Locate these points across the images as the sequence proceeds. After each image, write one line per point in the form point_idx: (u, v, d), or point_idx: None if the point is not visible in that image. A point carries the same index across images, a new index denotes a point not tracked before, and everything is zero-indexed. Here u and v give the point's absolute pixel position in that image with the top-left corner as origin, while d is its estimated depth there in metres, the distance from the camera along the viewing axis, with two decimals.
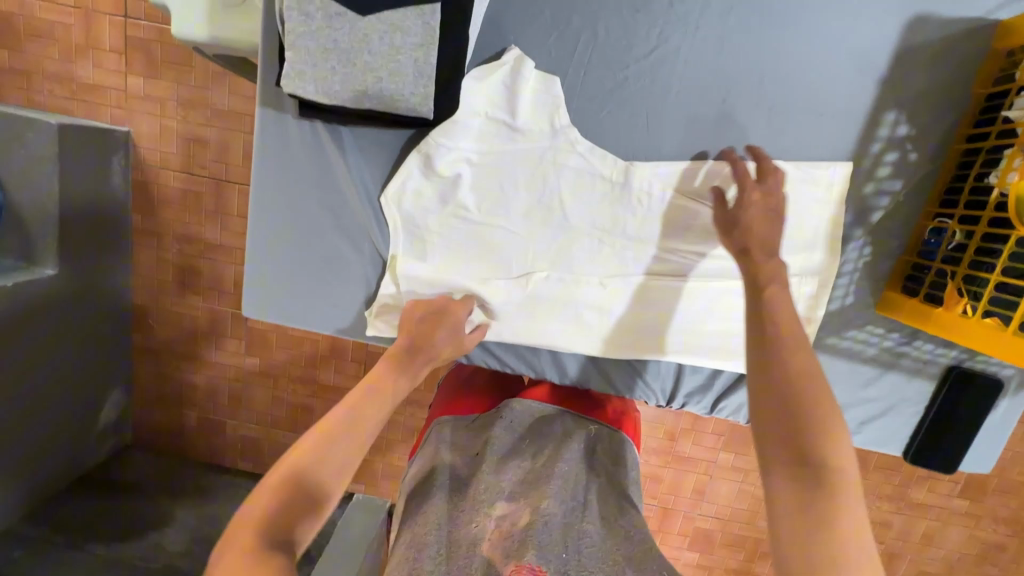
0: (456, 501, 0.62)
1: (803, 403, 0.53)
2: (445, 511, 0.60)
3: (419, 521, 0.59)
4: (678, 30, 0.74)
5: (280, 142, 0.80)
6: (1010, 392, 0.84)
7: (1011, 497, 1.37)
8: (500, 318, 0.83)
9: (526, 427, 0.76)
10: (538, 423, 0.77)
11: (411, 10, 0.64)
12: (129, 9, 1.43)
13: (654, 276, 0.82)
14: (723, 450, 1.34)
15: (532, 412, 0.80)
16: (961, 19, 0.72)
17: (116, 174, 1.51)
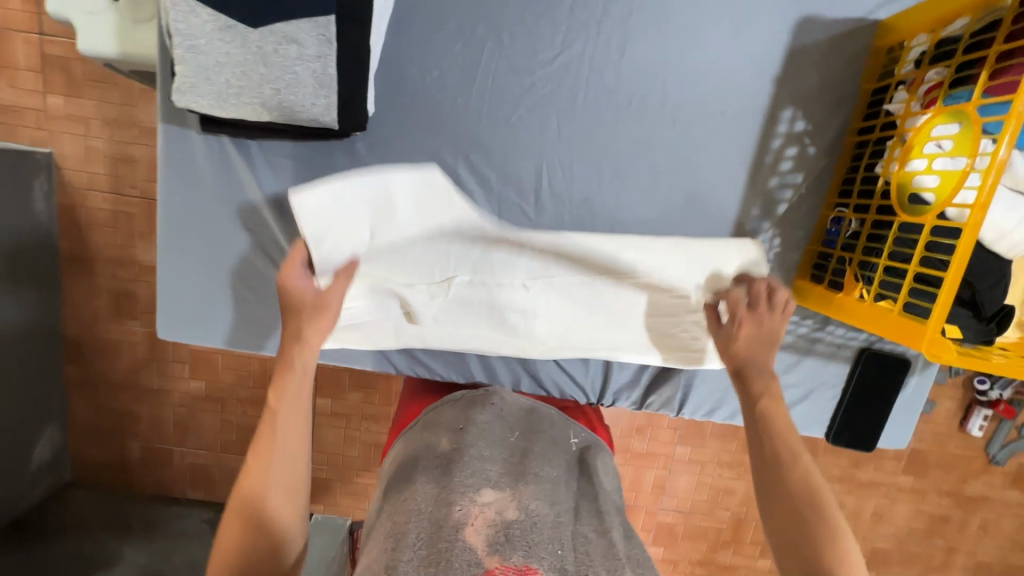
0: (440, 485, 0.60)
1: (789, 488, 0.59)
2: (426, 496, 0.58)
3: (398, 510, 0.58)
4: (581, 36, 0.76)
5: (185, 159, 0.78)
6: (918, 369, 0.89)
7: (951, 471, 1.43)
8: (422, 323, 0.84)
9: (516, 419, 0.75)
10: (524, 414, 0.77)
11: (304, 22, 0.62)
12: (44, 26, 1.40)
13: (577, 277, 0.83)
14: (679, 444, 1.37)
15: (518, 403, 0.79)
16: (845, 20, 0.76)
17: (38, 198, 1.46)
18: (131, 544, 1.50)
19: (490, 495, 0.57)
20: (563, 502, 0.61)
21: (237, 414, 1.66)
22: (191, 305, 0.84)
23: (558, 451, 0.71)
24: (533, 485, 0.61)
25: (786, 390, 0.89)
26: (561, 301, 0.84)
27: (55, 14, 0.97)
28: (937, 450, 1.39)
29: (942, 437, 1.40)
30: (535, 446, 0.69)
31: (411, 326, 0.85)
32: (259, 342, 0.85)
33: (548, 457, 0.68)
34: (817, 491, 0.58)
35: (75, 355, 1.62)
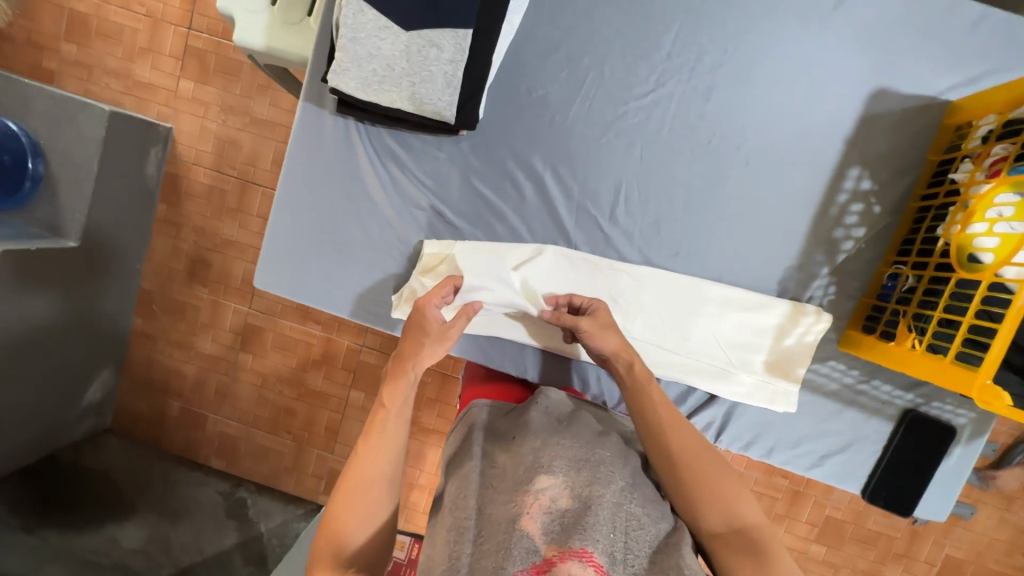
0: (493, 482, 0.65)
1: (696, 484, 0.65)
2: (482, 494, 0.63)
3: (456, 505, 0.63)
4: (673, 77, 0.85)
5: (315, 132, 0.90)
6: (963, 440, 0.89)
7: None
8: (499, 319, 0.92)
9: (562, 412, 0.78)
10: (572, 408, 0.80)
11: (448, 30, 0.74)
12: (194, 22, 1.63)
13: (642, 292, 0.89)
14: None
15: (565, 400, 0.82)
16: (917, 96, 0.83)
17: (151, 164, 1.64)
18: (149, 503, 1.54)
19: (544, 481, 0.61)
20: (617, 481, 0.63)
21: (274, 392, 1.74)
22: (286, 261, 0.93)
23: (611, 437, 0.73)
24: (585, 468, 0.63)
25: (825, 438, 0.91)
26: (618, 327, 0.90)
27: (221, 10, 1.14)
28: (974, 560, 1.32)
29: (981, 547, 1.33)
30: (583, 433, 0.72)
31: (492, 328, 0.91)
32: (339, 304, 0.93)
33: (599, 443, 0.70)
34: (744, 511, 0.64)
35: (144, 309, 1.75)
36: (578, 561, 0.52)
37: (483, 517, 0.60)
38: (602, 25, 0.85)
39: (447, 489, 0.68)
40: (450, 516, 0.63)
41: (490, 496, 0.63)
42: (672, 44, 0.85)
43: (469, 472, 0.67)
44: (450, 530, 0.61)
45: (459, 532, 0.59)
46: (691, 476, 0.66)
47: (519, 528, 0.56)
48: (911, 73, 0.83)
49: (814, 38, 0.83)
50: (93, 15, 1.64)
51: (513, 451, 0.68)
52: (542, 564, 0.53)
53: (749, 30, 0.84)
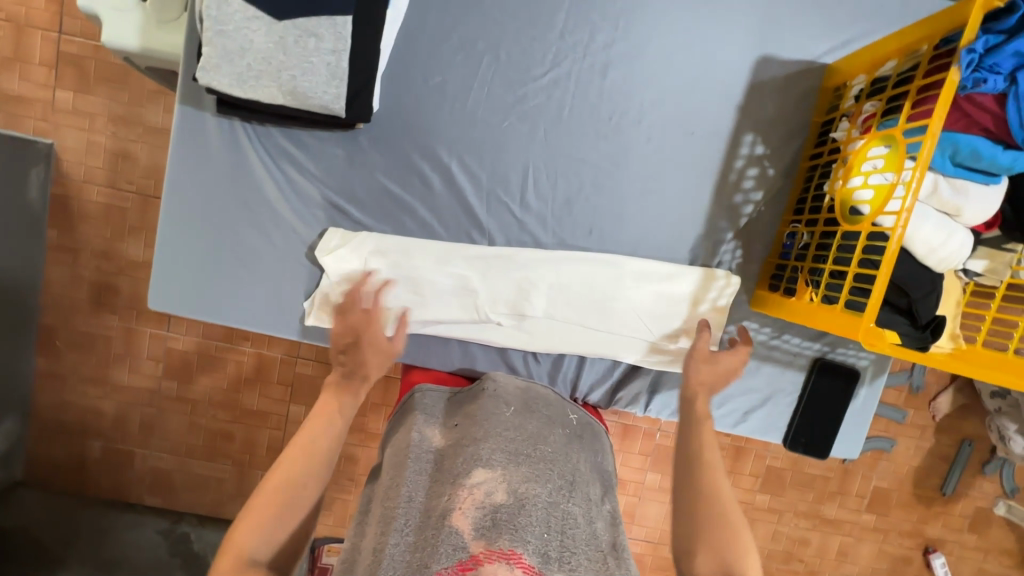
0: (432, 478, 0.64)
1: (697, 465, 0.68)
2: (417, 487, 0.62)
3: (390, 495, 0.62)
4: (569, 56, 0.85)
5: (198, 137, 0.83)
6: (867, 381, 0.96)
7: (912, 511, 1.47)
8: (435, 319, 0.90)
9: (511, 400, 0.77)
10: (522, 395, 0.80)
11: (324, 18, 0.70)
12: (64, 26, 1.47)
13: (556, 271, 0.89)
14: (650, 471, 1.38)
15: (515, 384, 0.82)
16: (798, 61, 0.87)
17: (34, 186, 1.49)
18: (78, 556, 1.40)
19: (480, 477, 0.60)
20: (555, 481, 0.64)
21: (207, 418, 1.63)
22: (185, 278, 0.86)
23: (554, 431, 0.74)
24: (525, 466, 0.63)
25: (748, 394, 0.95)
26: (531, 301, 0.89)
27: (83, 8, 1.04)
28: (896, 489, 1.43)
29: (902, 476, 1.44)
30: (529, 428, 0.71)
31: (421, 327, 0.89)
32: (249, 317, 0.87)
33: (543, 440, 0.70)
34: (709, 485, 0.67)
35: (46, 346, 1.60)
36: (504, 562, 0.52)
37: (416, 511, 0.59)
38: (494, 6, 0.83)
39: (383, 481, 0.66)
40: (381, 507, 0.61)
41: (426, 490, 0.62)
42: (565, 23, 0.84)
43: (407, 461, 0.65)
44: (381, 520, 0.59)
45: (388, 522, 0.58)
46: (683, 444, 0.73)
47: (450, 526, 0.55)
48: (790, 40, 0.87)
49: (700, 10, 0.85)
50: None
51: (455, 445, 0.67)
52: (467, 562, 0.52)
53: (637, 5, 0.84)
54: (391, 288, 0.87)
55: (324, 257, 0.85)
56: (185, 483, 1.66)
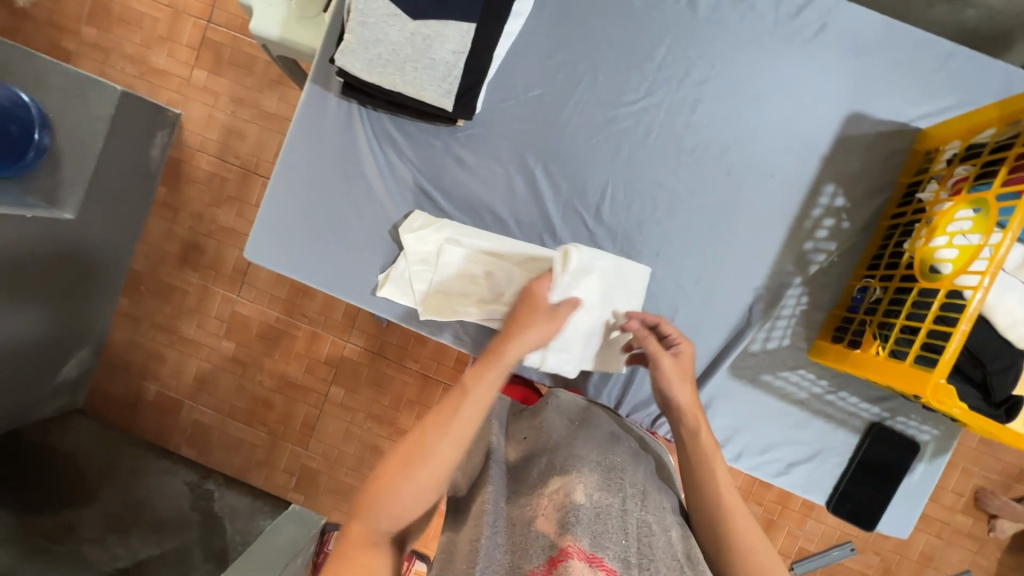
0: (510, 484, 0.67)
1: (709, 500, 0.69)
2: (498, 492, 0.65)
3: (476, 498, 0.64)
4: (663, 87, 0.90)
5: (317, 112, 0.93)
6: (926, 457, 0.91)
7: None
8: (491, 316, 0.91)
9: (573, 414, 0.80)
10: (582, 413, 0.81)
11: (454, 24, 0.80)
12: (213, 16, 1.69)
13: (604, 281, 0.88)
14: None
15: (577, 403, 0.83)
16: (890, 122, 0.88)
17: (157, 147, 1.68)
18: (111, 485, 1.39)
19: (557, 482, 0.63)
20: (626, 490, 0.65)
21: (253, 382, 1.72)
22: (281, 235, 0.95)
23: (620, 446, 0.75)
24: (597, 474, 0.65)
25: (794, 446, 0.92)
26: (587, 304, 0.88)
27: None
28: None
29: None
30: (596, 440, 0.73)
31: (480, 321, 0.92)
32: (328, 280, 0.95)
33: (611, 452, 0.72)
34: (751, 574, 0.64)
35: (132, 290, 1.76)
36: (589, 565, 0.52)
37: (501, 514, 0.62)
38: (600, 35, 0.90)
39: (464, 487, 0.69)
40: (467, 510, 0.64)
41: (505, 496, 0.65)
42: (664, 58, 0.90)
43: (486, 467, 0.68)
44: (470, 522, 0.61)
45: (477, 521, 0.61)
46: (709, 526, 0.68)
47: (536, 528, 0.58)
48: (884, 101, 0.88)
49: (796, 62, 0.89)
50: (116, 3, 1.70)
51: (530, 455, 0.70)
52: (556, 559, 0.53)
53: (735, 51, 0.89)
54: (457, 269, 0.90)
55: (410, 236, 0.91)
56: (220, 441, 1.74)
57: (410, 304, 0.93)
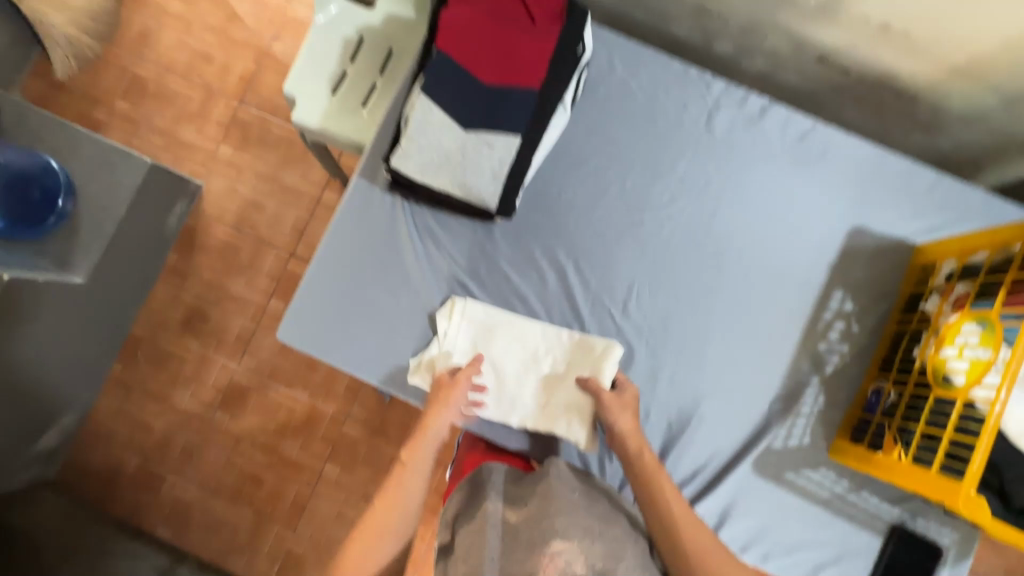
0: (510, 544, 0.72)
1: None
2: (497, 551, 0.72)
3: (474, 553, 0.73)
4: (684, 197, 0.99)
5: (362, 203, 0.98)
6: (949, 562, 0.91)
7: None
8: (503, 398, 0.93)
9: (574, 483, 0.81)
10: (584, 479, 0.84)
11: (500, 134, 0.87)
12: (246, 98, 1.80)
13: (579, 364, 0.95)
14: None
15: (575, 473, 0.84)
16: (888, 237, 0.98)
17: (176, 215, 1.71)
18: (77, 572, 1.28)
19: (557, 548, 0.69)
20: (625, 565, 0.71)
21: (245, 456, 1.65)
22: (315, 317, 0.96)
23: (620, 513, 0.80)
24: (595, 542, 0.71)
25: (819, 548, 0.92)
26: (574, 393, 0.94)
27: (285, 92, 1.30)
28: None
29: None
30: (596, 507, 0.78)
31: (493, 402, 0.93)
32: (360, 364, 0.95)
33: (609, 519, 0.77)
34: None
35: (128, 356, 1.71)
36: None
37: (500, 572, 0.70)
38: (627, 148, 1.00)
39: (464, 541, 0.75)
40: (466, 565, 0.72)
41: (504, 555, 0.72)
42: (684, 171, 0.99)
43: (487, 525, 0.74)
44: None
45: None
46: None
47: None
48: (881, 218, 0.98)
49: (802, 180, 0.99)
50: (154, 81, 1.81)
51: (530, 518, 0.74)
52: None
53: (747, 169, 0.99)
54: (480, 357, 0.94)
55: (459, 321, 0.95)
56: (201, 520, 1.63)
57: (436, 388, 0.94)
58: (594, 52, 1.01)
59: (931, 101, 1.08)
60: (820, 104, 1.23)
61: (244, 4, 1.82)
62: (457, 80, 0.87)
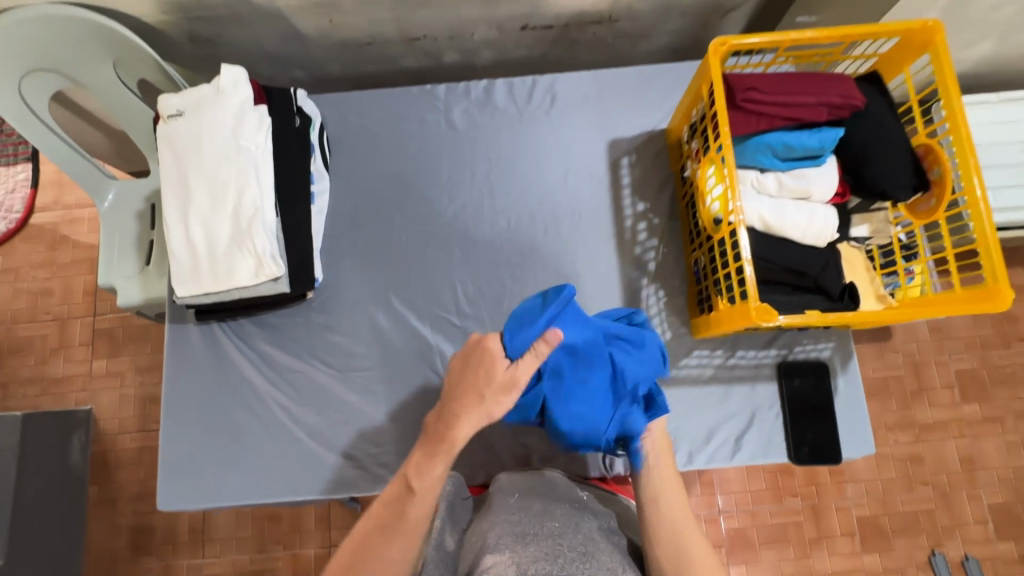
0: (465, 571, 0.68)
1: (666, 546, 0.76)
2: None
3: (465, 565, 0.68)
4: (460, 191, 1.06)
5: (184, 346, 1.00)
6: (840, 370, 0.97)
7: None
8: (208, 219, 0.90)
9: (522, 489, 0.82)
10: (530, 483, 0.83)
11: (247, 231, 0.89)
12: (98, 308, 1.70)
13: (250, 157, 0.90)
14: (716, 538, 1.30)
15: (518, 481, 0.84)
16: (640, 133, 1.07)
17: (76, 449, 1.57)
18: None
19: (491, 560, 0.64)
20: (566, 555, 0.65)
21: None
22: (187, 468, 0.96)
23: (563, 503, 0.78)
24: (532, 544, 0.66)
25: (731, 421, 0.95)
26: (258, 222, 0.89)
27: (101, 284, 1.26)
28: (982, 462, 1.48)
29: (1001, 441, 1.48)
30: (533, 507, 0.75)
31: (194, 228, 0.90)
32: (250, 492, 0.95)
33: (549, 517, 0.73)
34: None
35: None
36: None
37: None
38: (390, 179, 1.07)
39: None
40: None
41: None
42: (448, 170, 1.07)
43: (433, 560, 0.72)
44: None
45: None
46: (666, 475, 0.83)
47: None
48: (626, 124, 1.07)
49: (549, 124, 1.08)
50: (2, 340, 1.69)
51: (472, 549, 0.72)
52: None
53: (498, 139, 1.08)
54: (169, 220, 0.91)
55: (165, 96, 0.93)
56: None
57: (172, 225, 0.91)
58: (323, 115, 1.08)
59: (623, 16, 1.21)
60: (559, 57, 1.35)
61: (56, 228, 1.75)
62: (184, 206, 0.90)
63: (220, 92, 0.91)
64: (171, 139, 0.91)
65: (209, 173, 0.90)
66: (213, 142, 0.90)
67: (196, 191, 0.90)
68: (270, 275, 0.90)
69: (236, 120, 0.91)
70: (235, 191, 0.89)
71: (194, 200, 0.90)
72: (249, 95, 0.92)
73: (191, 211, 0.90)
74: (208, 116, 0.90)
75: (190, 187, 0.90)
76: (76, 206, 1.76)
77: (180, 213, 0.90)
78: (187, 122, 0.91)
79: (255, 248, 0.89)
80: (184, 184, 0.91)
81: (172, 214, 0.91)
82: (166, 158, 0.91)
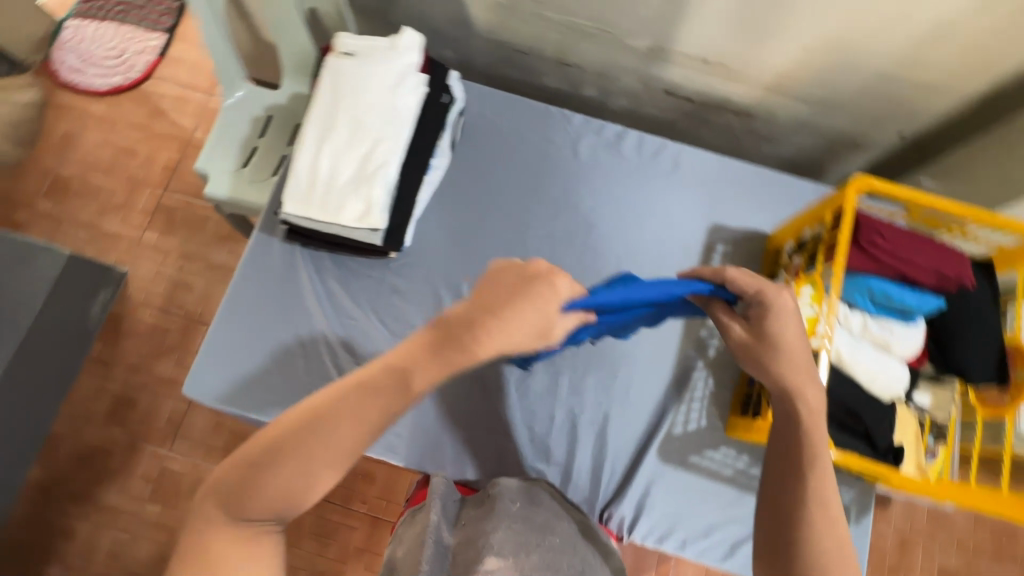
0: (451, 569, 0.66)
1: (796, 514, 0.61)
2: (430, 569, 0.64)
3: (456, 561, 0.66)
4: (561, 214, 1.10)
5: (262, 253, 1.04)
6: (851, 519, 0.97)
7: None
8: (338, 153, 0.95)
9: (518, 495, 0.78)
10: (525, 493, 0.79)
11: (369, 177, 0.94)
12: (171, 185, 1.76)
13: (398, 114, 0.96)
14: None
15: (516, 485, 0.80)
16: (742, 229, 1.10)
17: (98, 304, 1.58)
18: None
19: (492, 563, 0.63)
20: None
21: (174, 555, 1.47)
22: (218, 362, 0.99)
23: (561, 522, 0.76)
24: (533, 556, 0.66)
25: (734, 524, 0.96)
26: (380, 173, 0.94)
27: (195, 169, 1.30)
28: None
29: None
30: (537, 519, 0.72)
31: (323, 156, 0.95)
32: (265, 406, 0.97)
33: (551, 532, 0.71)
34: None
35: (47, 456, 1.55)
36: None
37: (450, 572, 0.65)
38: (502, 179, 1.11)
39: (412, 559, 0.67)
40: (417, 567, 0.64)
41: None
42: (557, 192, 1.11)
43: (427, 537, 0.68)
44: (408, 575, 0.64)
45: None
46: (785, 474, 0.65)
47: None
48: (733, 214, 1.11)
49: (663, 187, 1.12)
50: (76, 179, 1.76)
51: (467, 538, 0.70)
52: None
53: (611, 181, 1.12)
54: (303, 141, 0.97)
55: (344, 36, 1.00)
56: None
57: (304, 147, 0.96)
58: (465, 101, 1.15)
59: (761, 116, 1.27)
60: (683, 130, 1.40)
61: (165, 100, 1.83)
62: (322, 135, 0.96)
63: (394, 50, 0.98)
64: (337, 74, 0.98)
65: (356, 114, 0.96)
66: (371, 89, 0.97)
67: (338, 125, 0.96)
68: (371, 224, 0.94)
69: (398, 78, 0.97)
70: (372, 138, 0.95)
71: (333, 132, 0.96)
72: (417, 61, 0.99)
73: (326, 141, 0.96)
74: (376, 67, 0.97)
75: (334, 120, 0.96)
76: (191, 88, 1.84)
77: (316, 140, 0.96)
78: (355, 64, 0.98)
79: (369, 195, 0.94)
80: (330, 116, 0.97)
81: (308, 138, 0.97)
82: (324, 88, 0.98)
